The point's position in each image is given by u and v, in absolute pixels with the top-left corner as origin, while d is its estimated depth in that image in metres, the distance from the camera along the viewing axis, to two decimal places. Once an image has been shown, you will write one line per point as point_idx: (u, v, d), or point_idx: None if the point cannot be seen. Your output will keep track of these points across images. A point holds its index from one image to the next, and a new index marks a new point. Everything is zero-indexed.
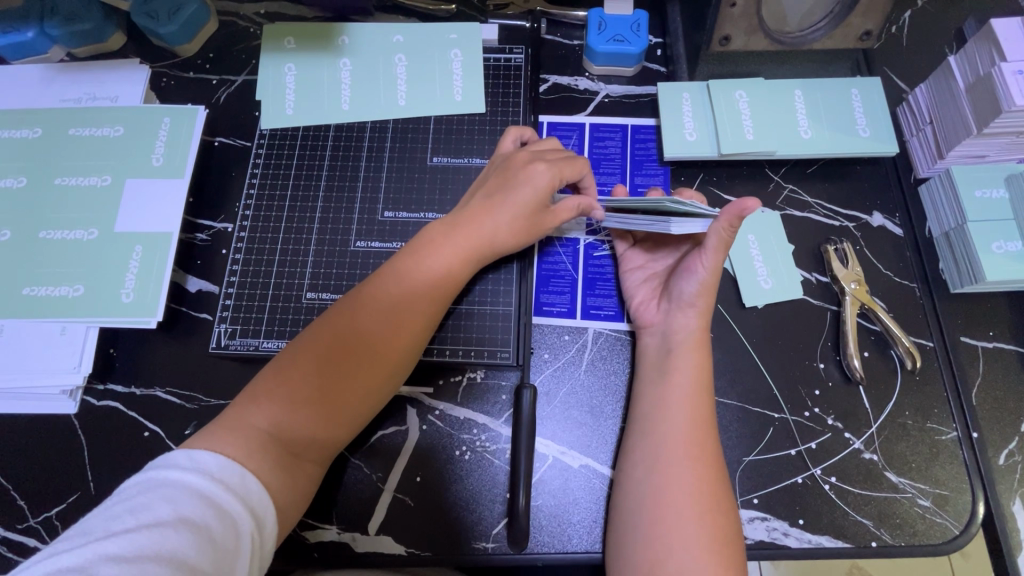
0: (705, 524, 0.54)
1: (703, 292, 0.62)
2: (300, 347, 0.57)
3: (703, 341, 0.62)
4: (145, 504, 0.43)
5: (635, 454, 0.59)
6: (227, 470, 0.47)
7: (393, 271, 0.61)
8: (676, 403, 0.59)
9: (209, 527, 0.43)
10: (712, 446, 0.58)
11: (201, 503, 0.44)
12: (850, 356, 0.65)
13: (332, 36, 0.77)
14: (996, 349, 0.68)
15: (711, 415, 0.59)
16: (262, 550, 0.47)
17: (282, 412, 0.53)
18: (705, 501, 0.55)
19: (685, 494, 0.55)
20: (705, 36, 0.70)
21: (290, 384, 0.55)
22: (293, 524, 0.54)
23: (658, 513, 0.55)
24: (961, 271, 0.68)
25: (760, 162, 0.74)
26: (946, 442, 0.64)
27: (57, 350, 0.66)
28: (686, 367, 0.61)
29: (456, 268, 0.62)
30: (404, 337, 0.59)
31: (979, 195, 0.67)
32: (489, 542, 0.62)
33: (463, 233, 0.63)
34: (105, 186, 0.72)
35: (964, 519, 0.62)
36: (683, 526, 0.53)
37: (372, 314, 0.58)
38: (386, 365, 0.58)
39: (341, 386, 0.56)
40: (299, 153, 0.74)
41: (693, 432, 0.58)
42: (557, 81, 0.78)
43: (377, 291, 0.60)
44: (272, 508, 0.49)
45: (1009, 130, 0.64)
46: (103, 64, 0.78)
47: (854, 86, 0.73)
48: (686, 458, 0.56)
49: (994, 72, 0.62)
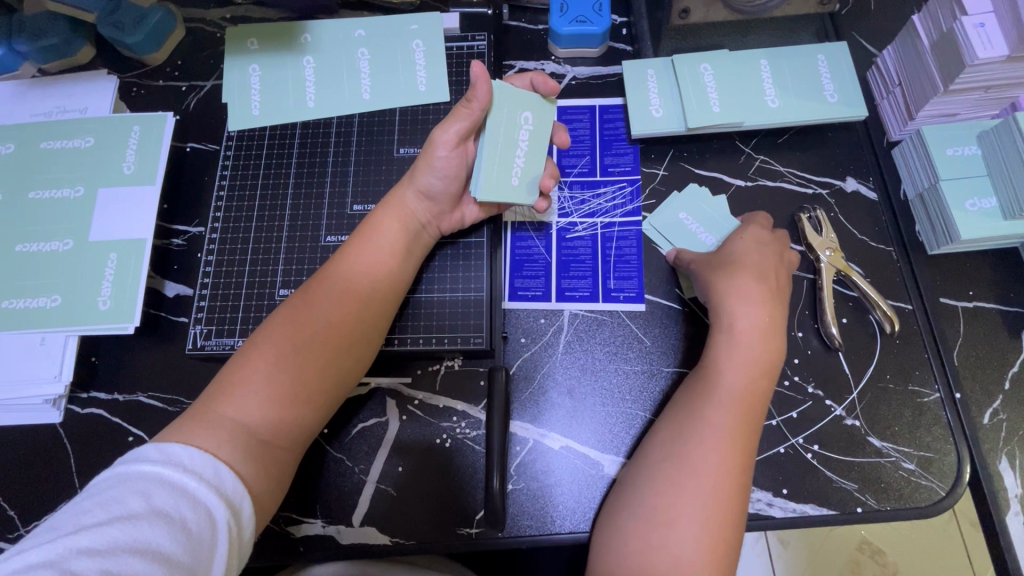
0: (717, 504, 0.51)
1: (750, 285, 0.60)
2: (266, 334, 0.58)
3: (767, 337, 0.59)
4: (116, 497, 0.43)
5: (665, 430, 0.57)
6: (200, 461, 0.48)
7: (352, 261, 0.62)
8: (732, 386, 0.56)
9: (183, 517, 0.44)
10: (749, 436, 0.55)
11: (174, 495, 0.45)
12: (828, 324, 0.65)
13: (295, 34, 0.77)
14: (976, 308, 0.67)
15: (750, 416, 0.55)
16: (240, 538, 0.48)
17: (250, 400, 0.54)
18: (719, 479, 0.52)
19: (702, 471, 0.52)
20: (665, 10, 0.70)
21: (262, 369, 0.56)
22: (269, 516, 0.54)
23: (669, 487, 0.52)
24: (937, 232, 0.67)
25: (729, 135, 0.74)
26: (928, 403, 0.64)
27: (37, 361, 0.67)
28: (738, 367, 0.57)
29: (395, 251, 0.64)
30: (367, 321, 0.61)
31: (951, 152, 0.67)
32: (473, 527, 0.62)
33: (390, 214, 0.65)
34: (78, 197, 0.72)
35: (950, 480, 0.61)
36: (692, 502, 0.51)
37: (332, 302, 0.60)
38: (348, 352, 0.60)
39: (304, 372, 0.57)
40: (268, 152, 0.74)
41: (729, 431, 0.54)
42: (523, 66, 0.78)
43: (325, 279, 0.61)
44: (248, 496, 0.50)
45: (975, 85, 0.64)
46: (71, 77, 0.79)
47: (821, 52, 0.73)
48: (714, 436, 0.54)
49: (956, 27, 0.61)
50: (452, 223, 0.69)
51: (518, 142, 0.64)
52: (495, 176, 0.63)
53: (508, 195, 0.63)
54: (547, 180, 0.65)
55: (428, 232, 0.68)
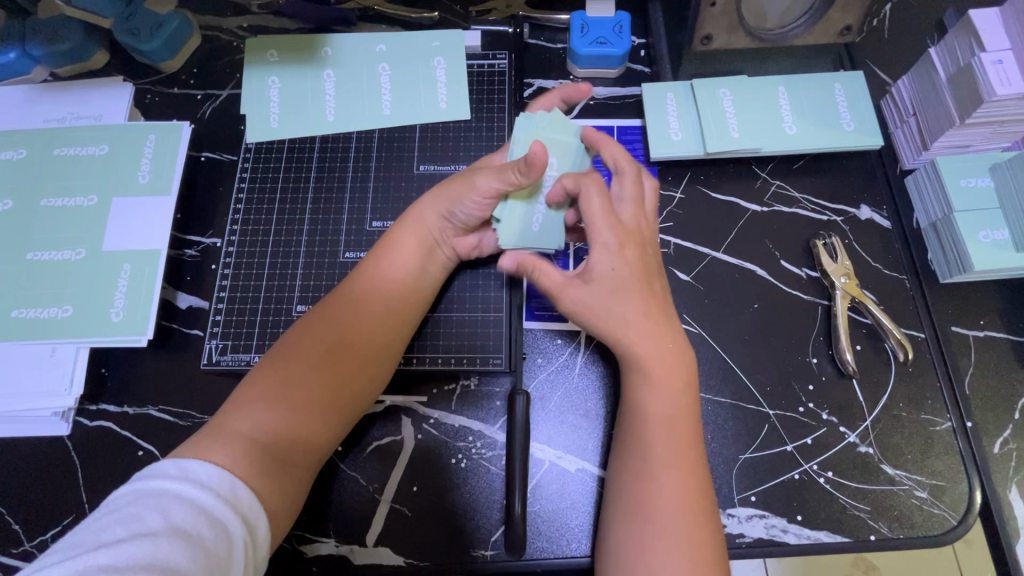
0: (693, 542, 0.49)
1: (625, 293, 0.56)
2: (280, 350, 0.58)
3: (677, 346, 0.56)
4: (134, 514, 0.42)
5: (622, 476, 0.54)
6: (217, 479, 0.47)
7: (362, 282, 0.62)
8: (657, 410, 0.54)
9: (201, 535, 0.43)
10: (695, 457, 0.53)
11: (191, 512, 0.44)
12: (842, 351, 0.65)
13: (315, 47, 0.77)
14: (987, 338, 0.68)
15: (696, 441, 0.54)
16: (254, 558, 0.47)
17: (260, 416, 0.53)
18: (688, 520, 0.50)
19: (666, 515, 0.50)
20: (687, 35, 0.70)
21: (272, 385, 0.55)
22: (280, 538, 0.53)
23: (645, 541, 0.49)
24: (950, 262, 0.68)
25: (745, 159, 0.75)
26: (940, 432, 0.64)
27: (47, 372, 0.66)
28: (665, 384, 0.55)
29: (410, 271, 0.64)
30: (376, 343, 0.61)
31: (965, 184, 0.68)
32: (487, 549, 0.62)
33: (408, 230, 0.64)
34: (91, 206, 0.71)
35: (961, 509, 0.62)
36: (665, 539, 0.49)
37: (342, 323, 0.59)
38: (359, 373, 0.59)
39: (311, 390, 0.56)
40: (285, 164, 0.73)
41: (677, 458, 0.52)
42: (542, 85, 0.79)
43: (334, 300, 0.61)
44: (262, 515, 0.49)
45: (990, 120, 0.65)
46: (86, 83, 0.79)
47: (837, 81, 0.74)
48: (670, 475, 0.51)
49: (974, 63, 0.63)
50: (466, 247, 0.68)
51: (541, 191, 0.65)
52: (514, 219, 0.64)
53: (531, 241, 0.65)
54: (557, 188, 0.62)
55: (443, 252, 0.67)
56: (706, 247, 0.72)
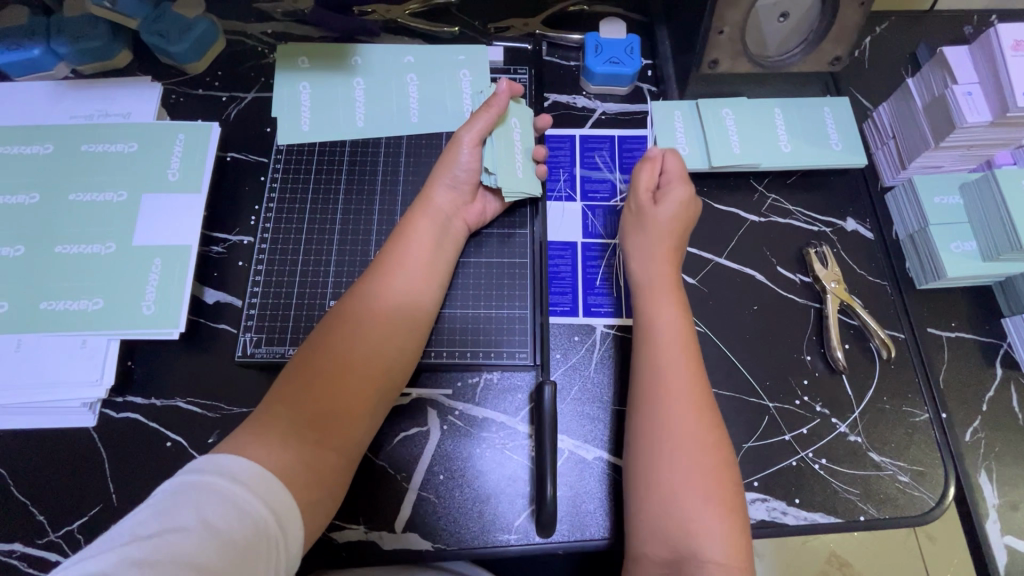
0: (724, 504, 0.56)
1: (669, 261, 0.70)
2: (310, 347, 0.60)
3: (686, 337, 0.65)
4: (170, 508, 0.44)
5: (652, 449, 0.59)
6: (250, 472, 0.48)
7: (383, 278, 0.65)
8: (682, 393, 0.61)
9: (231, 531, 0.44)
10: (715, 429, 0.60)
11: (224, 507, 0.45)
12: (833, 348, 0.72)
13: (345, 57, 0.81)
14: (958, 338, 0.76)
15: (714, 416, 0.61)
16: (286, 551, 0.48)
17: (297, 412, 0.55)
18: (724, 494, 0.57)
19: (700, 489, 0.57)
20: (695, 59, 0.77)
21: (307, 381, 0.57)
22: (318, 530, 0.54)
23: (688, 514, 0.55)
24: (925, 269, 0.76)
25: (744, 174, 0.81)
26: (919, 423, 0.71)
27: (76, 364, 0.66)
28: (681, 367, 0.63)
29: (426, 263, 0.68)
30: (403, 334, 0.64)
31: (938, 201, 0.76)
32: (511, 534, 0.65)
33: (419, 223, 0.69)
34: (121, 201, 0.73)
35: (939, 491, 0.69)
36: (700, 503, 0.56)
37: (369, 317, 0.62)
38: (388, 362, 0.62)
39: (345, 383, 0.59)
40: (317, 166, 0.77)
41: (698, 433, 0.59)
42: (557, 99, 0.84)
43: (358, 297, 0.64)
44: (296, 510, 0.50)
45: (961, 144, 0.73)
46: (112, 81, 0.80)
47: (827, 105, 0.81)
48: (692, 455, 0.58)
49: (947, 93, 0.71)
50: (474, 213, 0.74)
51: (514, 145, 0.74)
52: (506, 166, 0.73)
53: (518, 185, 0.73)
54: (539, 149, 0.76)
55: (455, 224, 0.72)
56: (710, 252, 0.78)
